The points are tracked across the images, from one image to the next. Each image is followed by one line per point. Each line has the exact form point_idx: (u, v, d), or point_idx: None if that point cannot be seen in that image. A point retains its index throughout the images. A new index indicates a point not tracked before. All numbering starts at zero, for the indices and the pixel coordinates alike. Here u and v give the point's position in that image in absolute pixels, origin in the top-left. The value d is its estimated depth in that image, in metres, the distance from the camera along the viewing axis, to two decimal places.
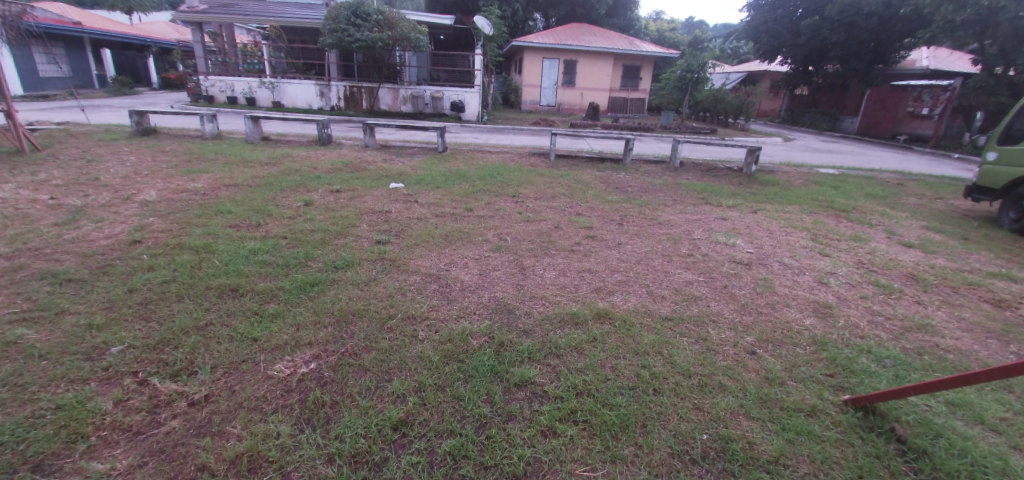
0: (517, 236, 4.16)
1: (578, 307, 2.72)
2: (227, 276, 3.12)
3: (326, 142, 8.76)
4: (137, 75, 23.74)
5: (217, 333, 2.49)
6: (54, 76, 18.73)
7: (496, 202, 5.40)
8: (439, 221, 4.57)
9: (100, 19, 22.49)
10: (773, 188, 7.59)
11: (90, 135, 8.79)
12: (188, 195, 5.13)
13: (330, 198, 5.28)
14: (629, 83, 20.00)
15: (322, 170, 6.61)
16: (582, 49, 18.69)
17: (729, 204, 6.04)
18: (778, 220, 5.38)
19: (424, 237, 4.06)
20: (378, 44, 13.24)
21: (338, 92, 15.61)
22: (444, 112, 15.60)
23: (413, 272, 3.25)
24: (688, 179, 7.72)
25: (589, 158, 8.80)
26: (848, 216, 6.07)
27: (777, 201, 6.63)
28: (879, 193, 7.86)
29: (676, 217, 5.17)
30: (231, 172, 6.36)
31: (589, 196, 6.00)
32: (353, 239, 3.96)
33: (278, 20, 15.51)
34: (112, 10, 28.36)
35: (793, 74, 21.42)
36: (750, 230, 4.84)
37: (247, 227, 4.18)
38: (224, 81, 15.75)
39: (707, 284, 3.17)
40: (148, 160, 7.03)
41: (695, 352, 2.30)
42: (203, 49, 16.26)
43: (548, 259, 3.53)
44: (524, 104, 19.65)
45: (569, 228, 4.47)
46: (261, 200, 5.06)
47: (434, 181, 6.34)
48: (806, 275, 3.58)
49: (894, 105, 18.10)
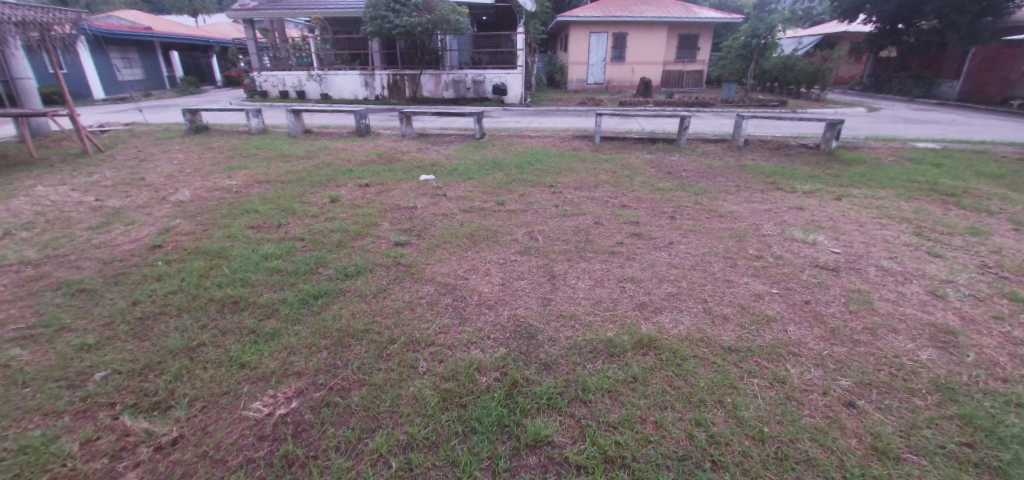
0: (551, 235, 3.68)
1: (617, 332, 2.23)
2: (233, 286, 2.90)
3: (364, 133, 8.63)
4: (203, 74, 25.22)
5: (206, 357, 2.25)
6: (130, 80, 20.18)
7: (532, 193, 4.95)
8: (467, 218, 4.18)
9: (168, 23, 23.95)
10: (857, 168, 6.55)
11: (149, 134, 9.21)
12: (220, 194, 5.08)
13: (358, 193, 5.05)
14: (684, 55, 18.55)
15: (354, 163, 6.42)
16: (633, 20, 17.44)
17: (804, 190, 5.20)
18: (867, 210, 4.54)
19: (449, 238, 3.68)
20: (418, 29, 12.96)
21: (381, 81, 15.60)
22: (486, 96, 15.17)
23: (428, 281, 2.86)
24: (753, 161, 6.83)
25: (639, 140, 8.06)
26: (956, 202, 5.06)
27: (865, 184, 5.67)
28: (994, 171, 6.59)
29: (739, 208, 4.47)
30: (268, 167, 6.32)
31: (637, 184, 5.38)
32: (372, 239, 3.64)
33: (322, 12, 15.59)
34: (179, 13, 30.16)
35: (878, 34, 18.91)
36: (834, 223, 4.07)
37: (268, 228, 4.00)
38: (276, 76, 16.18)
39: (782, 300, 2.59)
40: (194, 158, 7.18)
41: (770, 403, 1.79)
42: (255, 46, 16.59)
43: (586, 265, 3.04)
44: (570, 83, 18.73)
45: (611, 224, 3.94)
46: (289, 197, 4.92)
47: (467, 171, 5.97)
48: (913, 287, 2.91)
49: (1005, 64, 15.48)
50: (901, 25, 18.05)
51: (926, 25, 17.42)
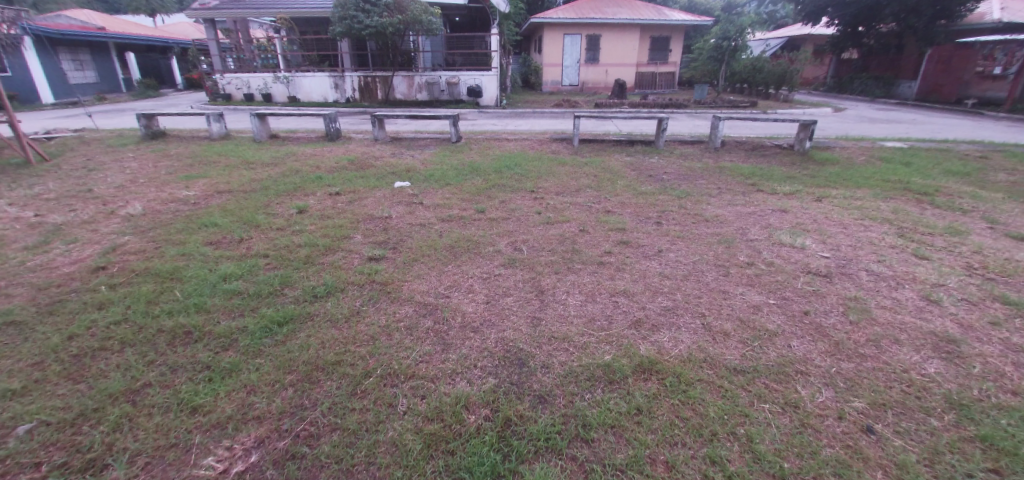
0: (535, 245, 3.49)
1: (614, 355, 2.05)
2: (185, 314, 2.60)
3: (334, 137, 8.27)
4: (161, 76, 24.07)
5: (151, 401, 1.96)
6: (83, 83, 19.06)
7: (512, 199, 4.76)
8: (446, 228, 3.95)
9: (123, 23, 22.76)
10: (832, 168, 6.63)
11: (100, 141, 8.60)
12: (176, 206, 4.70)
13: (328, 202, 4.75)
14: (656, 56, 18.74)
15: (324, 170, 6.09)
16: (606, 22, 17.50)
17: (785, 191, 5.18)
18: (849, 211, 4.53)
19: (426, 250, 3.45)
20: (389, 30, 12.61)
21: (352, 83, 15.14)
22: (461, 98, 14.93)
23: (405, 302, 2.62)
24: (732, 162, 6.83)
25: (617, 142, 7.98)
26: (930, 201, 5.14)
27: (841, 184, 5.72)
28: (960, 169, 6.78)
29: (724, 211, 4.39)
30: (230, 175, 5.94)
31: (619, 187, 5.25)
32: (343, 254, 3.38)
33: (288, 12, 15.04)
34: (135, 13, 28.76)
35: (840, 36, 19.55)
36: (819, 225, 4.02)
37: (228, 244, 3.68)
38: (240, 78, 15.48)
39: (781, 312, 2.48)
40: (150, 166, 6.70)
41: (786, 432, 1.66)
42: (217, 47, 15.87)
43: (575, 277, 2.87)
44: (545, 85, 18.65)
45: (596, 232, 3.79)
46: (252, 208, 4.59)
47: (444, 177, 5.73)
48: (907, 292, 2.85)
49: (959, 65, 16.23)
50: (861, 27, 18.72)
51: (884, 28, 18.11)
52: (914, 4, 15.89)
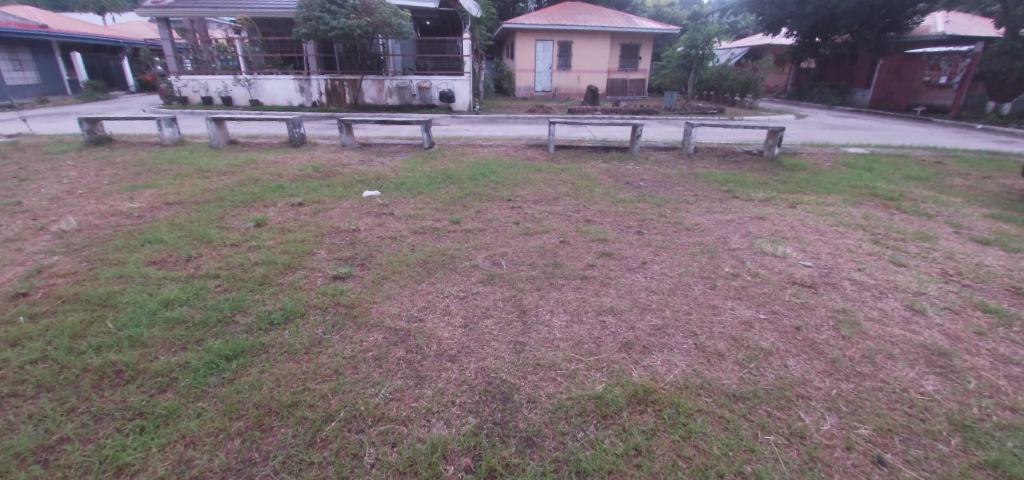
0: (514, 258, 3.30)
1: (607, 384, 1.88)
2: (118, 350, 2.29)
3: (299, 143, 7.88)
4: (112, 78, 22.73)
5: (67, 461, 1.66)
6: (22, 84, 17.72)
7: (489, 209, 4.57)
8: (418, 241, 3.71)
9: (69, 21, 21.41)
10: (801, 173, 6.75)
11: (37, 148, 7.90)
12: (116, 220, 4.29)
13: (290, 214, 4.43)
14: (626, 63, 19.00)
15: (287, 178, 5.74)
16: (577, 28, 17.61)
17: (760, 198, 5.19)
18: (823, 217, 4.55)
19: (397, 267, 3.20)
20: (357, 32, 12.22)
21: (319, 87, 14.63)
22: (433, 103, 14.64)
23: (375, 327, 2.38)
24: (706, 168, 6.86)
25: (592, 148, 7.91)
26: (897, 206, 5.25)
27: (812, 190, 5.80)
28: (919, 173, 7.02)
29: (703, 219, 4.33)
30: (182, 185, 5.51)
31: (597, 195, 5.15)
32: (305, 273, 3.10)
33: (250, 12, 14.43)
34: (83, 12, 27.12)
35: (798, 46, 20.36)
36: (797, 233, 4.00)
37: (174, 263, 3.34)
38: (197, 80, 14.71)
39: (773, 329, 2.37)
40: (91, 175, 6.15)
41: (795, 469, 1.51)
42: (172, 47, 15.05)
43: (558, 294, 2.69)
44: (517, 91, 18.58)
45: (577, 243, 3.64)
46: (204, 221, 4.23)
47: (416, 185, 5.49)
48: (893, 301, 2.81)
49: (908, 75, 17.11)
50: (818, 38, 19.55)
51: (839, 39, 18.96)
52: (867, 16, 16.66)
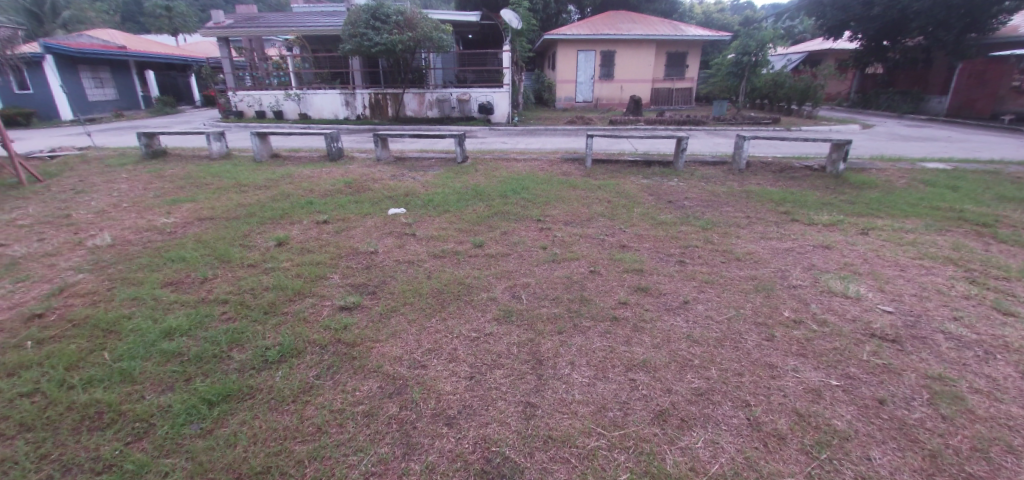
0: (536, 291, 2.98)
1: (632, 474, 1.52)
2: (106, 386, 2.16)
3: (336, 157, 7.95)
4: (180, 93, 24.47)
5: None
6: (102, 100, 19.30)
7: (516, 230, 4.28)
8: (436, 267, 3.47)
9: (146, 42, 23.29)
10: (870, 192, 6.03)
11: (100, 160, 8.41)
12: (148, 236, 4.34)
13: (313, 233, 4.33)
14: (672, 72, 18.31)
15: (317, 194, 5.73)
16: (620, 37, 17.17)
17: (824, 222, 4.61)
18: (902, 247, 3.94)
19: (409, 297, 2.95)
20: (399, 47, 12.39)
21: (362, 100, 14.97)
22: (472, 115, 14.64)
23: (371, 374, 2.13)
24: (759, 186, 6.26)
25: (633, 162, 7.46)
26: (993, 234, 4.51)
27: (886, 213, 5.12)
28: (1014, 193, 6.11)
29: (757, 247, 3.85)
30: (218, 199, 5.60)
31: (635, 216, 4.74)
32: (313, 301, 2.91)
33: (301, 30, 15.05)
34: (158, 33, 29.49)
35: (864, 51, 18.89)
36: (871, 267, 3.45)
37: (188, 285, 3.26)
38: (252, 95, 15.46)
39: (848, 402, 1.92)
40: (139, 188, 6.40)
41: None
42: (230, 64, 15.91)
43: (581, 340, 2.35)
44: (558, 102, 18.32)
45: (610, 273, 3.28)
46: (229, 239, 4.19)
47: (444, 203, 5.29)
48: (1006, 367, 2.26)
49: (994, 80, 15.40)
50: (886, 42, 18.06)
51: (911, 42, 17.43)
52: (943, 16, 15.18)
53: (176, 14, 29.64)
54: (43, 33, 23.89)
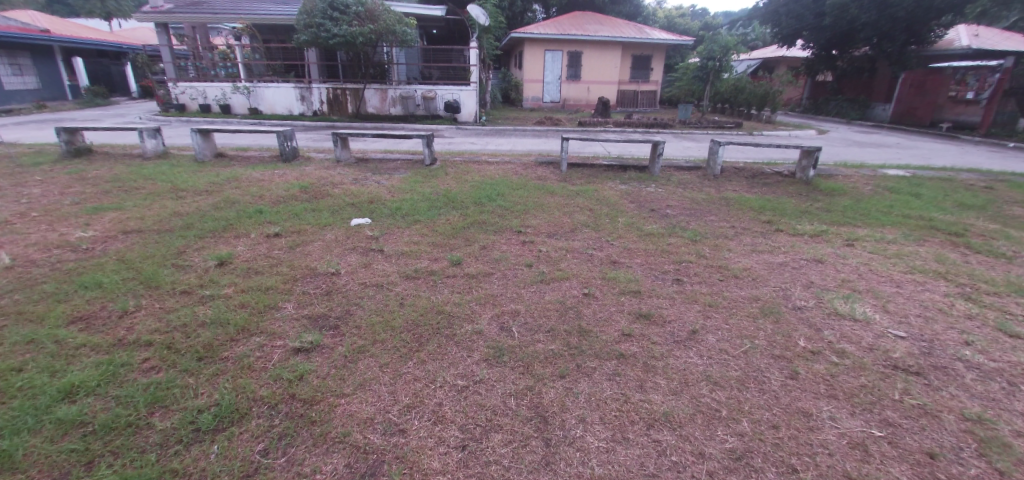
0: (528, 322, 2.61)
1: None
2: None
3: (290, 158, 7.28)
4: (113, 83, 22.41)
5: None
6: (21, 89, 17.28)
7: (496, 244, 3.90)
8: (410, 291, 3.03)
9: (73, 26, 21.14)
10: (842, 199, 6.07)
11: (10, 159, 7.34)
12: (60, 254, 3.66)
13: (262, 249, 3.79)
14: (638, 74, 18.42)
15: (269, 200, 5.12)
16: (587, 38, 17.07)
17: (809, 232, 4.51)
18: (890, 259, 3.87)
19: (380, 333, 2.51)
20: (359, 40, 11.70)
21: (319, 96, 14.10)
22: (437, 113, 14.10)
23: (336, 446, 1.71)
24: (736, 192, 6.18)
25: (608, 167, 7.23)
26: (967, 243, 4.55)
27: (863, 221, 5.11)
28: (972, 201, 6.31)
29: (751, 261, 3.65)
30: (150, 207, 4.90)
31: (619, 227, 4.47)
32: (261, 342, 2.44)
33: (250, 19, 13.97)
34: (88, 17, 26.96)
35: (815, 59, 19.72)
36: (869, 284, 3.32)
37: (102, 321, 2.68)
38: (195, 87, 14.22)
39: (899, 459, 1.70)
40: (54, 193, 5.53)
41: None
42: (170, 53, 14.58)
43: (588, 387, 2.01)
44: (525, 101, 18.04)
45: (606, 295, 2.96)
46: (160, 258, 3.59)
47: (413, 211, 4.83)
48: None
49: (932, 90, 16.39)
50: (835, 51, 18.94)
51: (858, 52, 18.33)
52: (889, 28, 15.98)
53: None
54: None
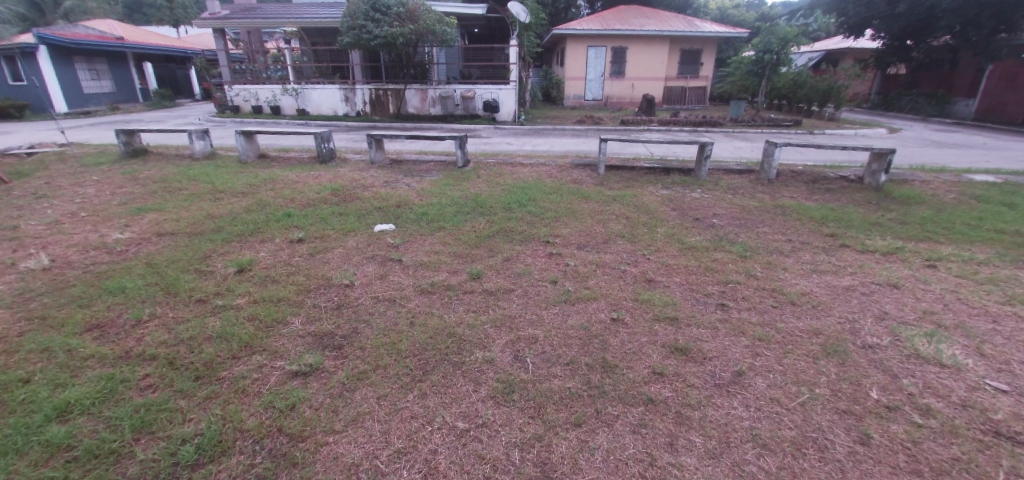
0: (546, 351, 2.34)
1: None
2: None
3: (326, 159, 7.34)
4: (179, 87, 23.97)
5: None
6: (98, 92, 18.74)
7: (521, 256, 3.64)
8: (423, 308, 2.83)
9: (145, 34, 22.74)
10: (919, 209, 5.35)
11: (76, 159, 7.85)
12: (96, 256, 3.76)
13: (284, 255, 3.72)
14: (686, 70, 17.54)
15: (299, 203, 5.12)
16: (632, 33, 16.42)
17: (881, 249, 3.94)
18: (984, 286, 3.27)
19: (384, 357, 2.31)
20: (399, 40, 11.75)
21: (362, 96, 14.34)
22: (476, 113, 13.95)
23: None
24: (792, 199, 5.58)
25: (649, 169, 6.79)
26: None
27: (946, 236, 4.43)
28: None
29: (810, 284, 3.19)
30: (187, 209, 5.02)
31: (658, 238, 4.09)
32: (261, 361, 2.31)
33: (298, 22, 14.41)
34: (160, 25, 29.03)
35: (887, 50, 18.03)
36: (958, 318, 2.79)
37: (115, 330, 2.66)
38: (248, 89, 14.85)
39: None
40: (106, 193, 5.80)
41: None
42: (226, 57, 15.30)
43: (607, 442, 1.73)
44: (566, 99, 17.61)
45: (637, 322, 2.63)
46: (185, 262, 3.60)
47: (439, 217, 4.65)
48: None
49: None
50: (910, 41, 17.25)
51: (937, 42, 16.59)
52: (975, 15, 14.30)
53: (178, 7, 29.25)
54: (43, 23, 23.41)
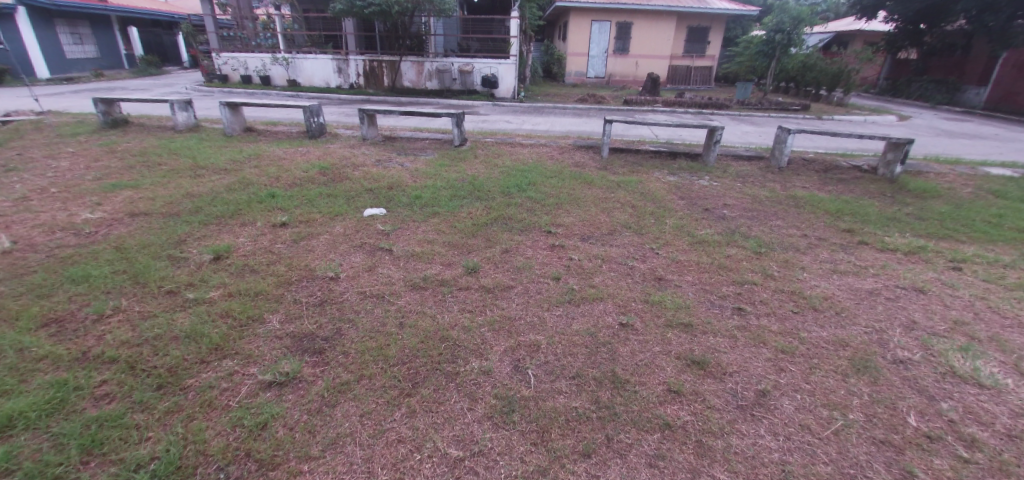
0: (550, 363, 2.11)
1: None
2: None
3: (316, 135, 6.97)
4: (167, 53, 23.08)
5: None
6: (82, 58, 17.95)
7: (521, 248, 3.39)
8: (413, 306, 2.59)
9: None
10: (937, 204, 5.12)
11: (52, 128, 7.42)
12: (62, 239, 3.47)
13: (265, 241, 3.45)
14: (693, 48, 16.99)
15: (284, 183, 4.81)
16: (639, 8, 15.77)
17: (902, 248, 3.72)
18: (1014, 293, 3.06)
19: (370, 365, 2.08)
20: (395, 9, 11.16)
21: (356, 68, 13.75)
22: (474, 88, 13.44)
23: None
24: (805, 189, 5.34)
25: (655, 153, 6.50)
26: None
27: (967, 235, 4.21)
28: None
29: (831, 287, 2.97)
30: (165, 186, 4.70)
31: (666, 230, 3.86)
32: (232, 367, 2.07)
33: None
34: None
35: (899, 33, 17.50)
36: (991, 330, 2.58)
37: (71, 327, 2.39)
38: (236, 58, 14.19)
39: None
40: (80, 167, 5.46)
41: None
42: (213, 22, 14.57)
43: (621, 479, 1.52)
44: (568, 76, 17.04)
45: (648, 329, 2.40)
46: (159, 247, 3.32)
47: (433, 201, 4.37)
48: None
49: None
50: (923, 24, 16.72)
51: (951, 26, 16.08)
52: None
53: None
54: None
